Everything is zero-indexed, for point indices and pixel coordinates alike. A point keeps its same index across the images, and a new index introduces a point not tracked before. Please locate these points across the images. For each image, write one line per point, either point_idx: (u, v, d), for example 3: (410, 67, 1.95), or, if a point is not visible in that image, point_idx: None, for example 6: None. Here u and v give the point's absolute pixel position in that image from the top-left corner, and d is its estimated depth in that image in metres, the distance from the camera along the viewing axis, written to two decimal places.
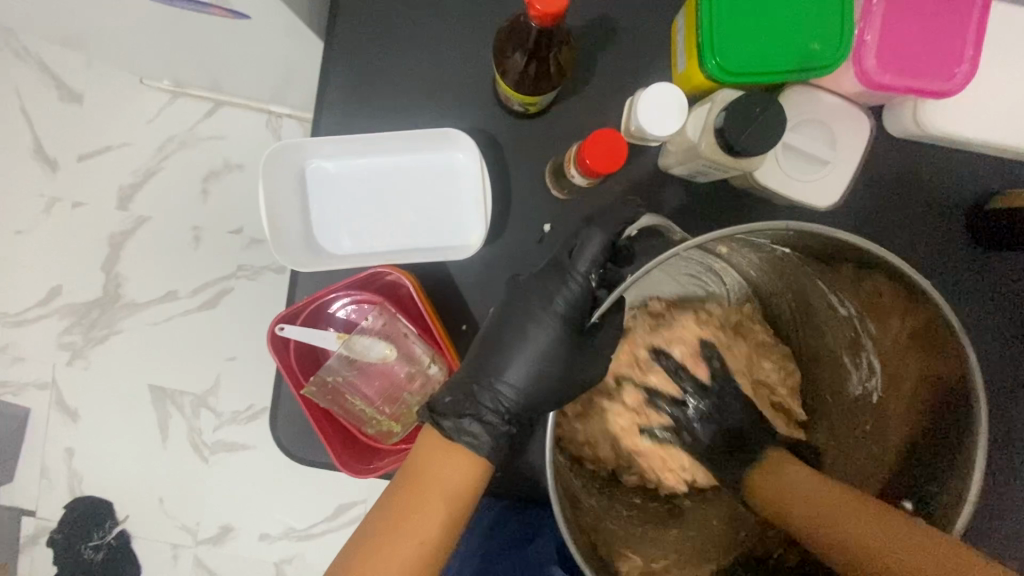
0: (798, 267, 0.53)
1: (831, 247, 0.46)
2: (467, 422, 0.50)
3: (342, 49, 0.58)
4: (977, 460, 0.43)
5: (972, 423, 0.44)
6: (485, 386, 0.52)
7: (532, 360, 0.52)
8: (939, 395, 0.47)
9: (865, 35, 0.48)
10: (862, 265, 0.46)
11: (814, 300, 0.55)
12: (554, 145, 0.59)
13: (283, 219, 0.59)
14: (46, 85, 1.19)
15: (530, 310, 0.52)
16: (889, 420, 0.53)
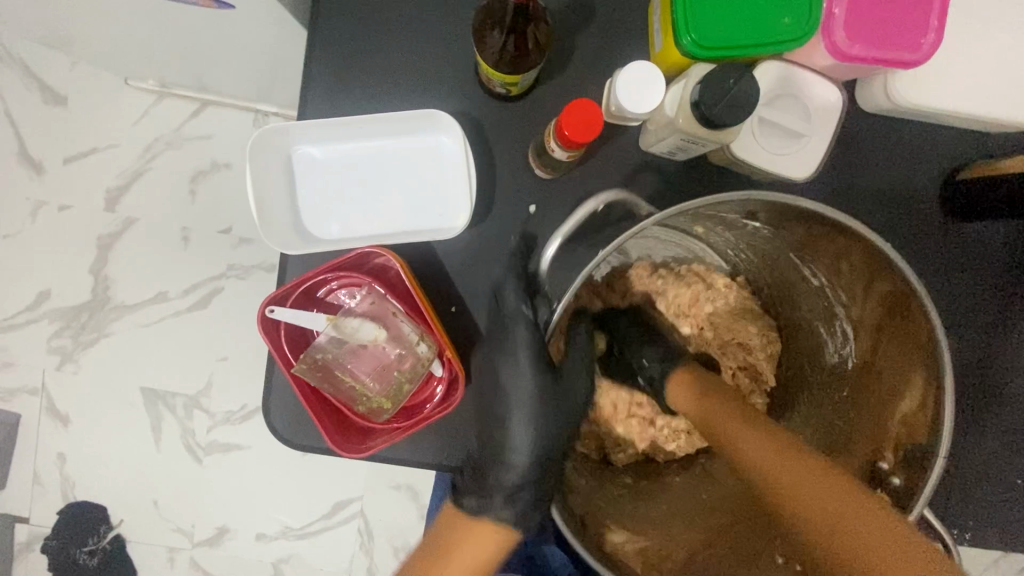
0: (771, 238, 0.58)
1: (794, 216, 0.50)
2: (487, 500, 0.57)
3: (325, 37, 0.59)
4: (945, 411, 0.45)
5: (936, 378, 0.47)
6: (488, 453, 0.58)
7: (520, 417, 0.57)
8: (907, 355, 0.51)
9: (834, 8, 0.50)
10: (823, 232, 0.50)
11: (791, 272, 0.60)
12: (537, 127, 0.60)
13: (270, 206, 0.60)
14: (29, 89, 1.18)
15: (502, 369, 0.57)
16: (863, 387, 0.56)
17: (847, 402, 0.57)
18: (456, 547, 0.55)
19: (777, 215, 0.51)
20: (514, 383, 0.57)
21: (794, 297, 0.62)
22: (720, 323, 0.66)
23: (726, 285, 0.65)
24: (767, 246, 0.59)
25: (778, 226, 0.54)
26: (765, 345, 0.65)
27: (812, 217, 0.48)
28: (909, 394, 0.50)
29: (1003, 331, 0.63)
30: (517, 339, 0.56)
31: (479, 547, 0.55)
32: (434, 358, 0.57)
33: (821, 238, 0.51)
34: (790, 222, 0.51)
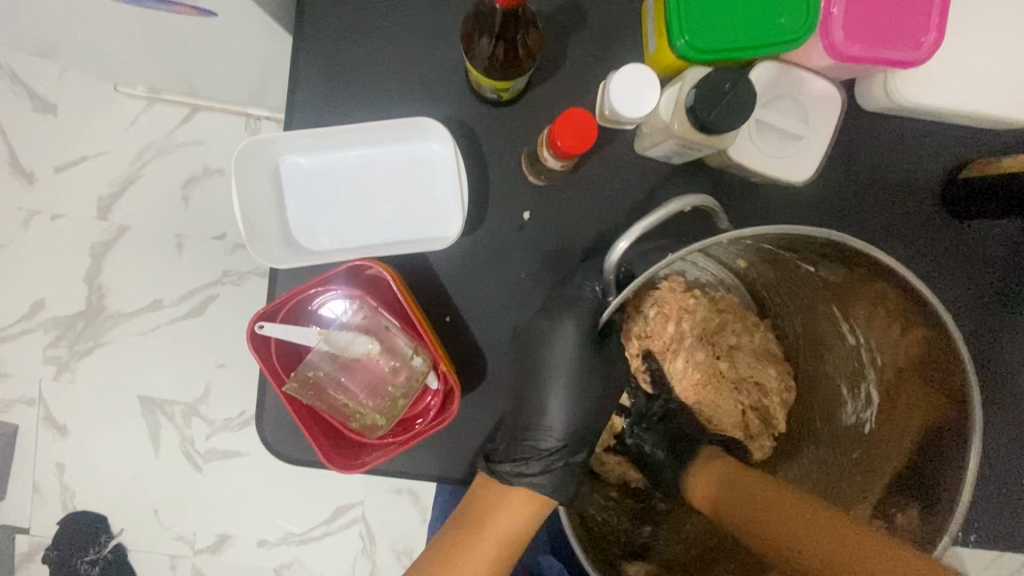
0: (802, 274, 0.56)
1: (839, 250, 0.48)
2: (524, 466, 0.55)
3: (312, 44, 0.57)
4: (962, 491, 0.45)
5: (959, 456, 0.46)
6: (528, 436, 0.57)
7: (564, 402, 0.57)
8: (931, 426, 0.50)
9: (831, 8, 0.48)
10: (864, 270, 0.49)
11: (824, 321, 0.59)
12: (530, 132, 0.59)
13: (259, 218, 0.59)
14: (17, 96, 1.17)
15: (546, 351, 0.56)
16: (879, 450, 0.55)
17: (856, 461, 0.56)
18: (491, 519, 0.53)
19: (817, 247, 0.50)
20: (556, 367, 0.56)
21: (821, 350, 0.61)
22: (741, 358, 0.63)
23: (752, 323, 0.63)
24: (798, 278, 0.57)
25: (816, 259, 0.52)
26: (781, 390, 0.63)
27: (858, 252, 0.46)
28: (923, 459, 0.50)
29: (1010, 332, 0.62)
30: (566, 324, 0.55)
31: (516, 517, 0.54)
32: (428, 372, 0.56)
33: (860, 276, 0.50)
34: (832, 255, 0.50)
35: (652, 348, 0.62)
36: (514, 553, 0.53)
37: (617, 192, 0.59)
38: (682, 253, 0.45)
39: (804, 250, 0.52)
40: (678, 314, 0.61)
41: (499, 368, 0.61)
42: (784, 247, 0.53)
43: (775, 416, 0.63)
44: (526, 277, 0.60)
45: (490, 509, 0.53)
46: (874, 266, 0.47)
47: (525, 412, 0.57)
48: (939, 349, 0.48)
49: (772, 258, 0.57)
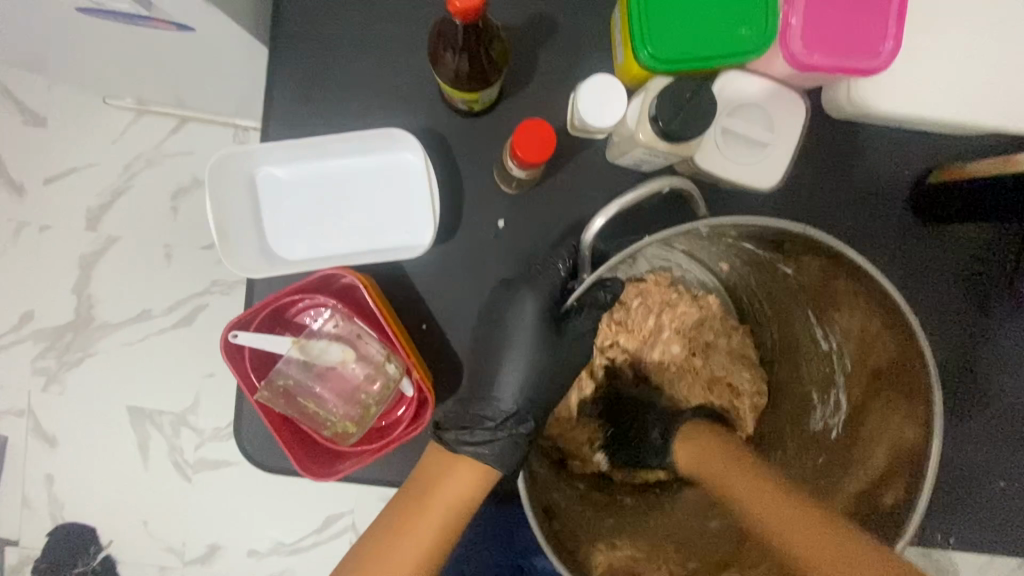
0: (779, 275, 0.57)
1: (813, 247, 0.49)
2: (470, 434, 0.54)
3: (286, 58, 0.58)
4: (918, 502, 0.45)
5: (920, 465, 0.46)
6: (479, 408, 0.57)
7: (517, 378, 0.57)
8: (896, 435, 0.50)
9: (789, 19, 0.49)
10: (839, 274, 0.50)
11: (801, 327, 0.60)
12: (502, 142, 0.60)
13: (234, 229, 0.59)
14: (7, 109, 1.18)
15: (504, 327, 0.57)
16: (843, 456, 0.55)
17: (821, 466, 0.57)
18: (435, 492, 0.51)
19: (793, 246, 0.51)
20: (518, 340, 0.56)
21: (795, 357, 0.62)
22: (717, 358, 0.64)
23: (731, 326, 0.64)
24: (777, 280, 0.58)
25: (793, 259, 0.53)
26: (753, 394, 0.63)
27: (829, 252, 0.47)
28: (885, 469, 0.50)
29: (982, 334, 0.62)
30: (529, 296, 0.56)
31: (463, 484, 0.52)
32: (402, 378, 0.57)
33: (835, 279, 0.51)
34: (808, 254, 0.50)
35: (632, 341, 0.63)
36: (459, 528, 0.51)
37: (590, 199, 0.60)
38: (648, 240, 0.46)
39: (780, 249, 0.53)
40: (660, 307, 0.62)
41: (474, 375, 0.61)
42: (759, 245, 0.54)
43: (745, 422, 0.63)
44: (500, 284, 0.61)
45: (435, 482, 0.52)
46: (847, 268, 0.48)
47: (485, 381, 0.58)
48: (907, 363, 0.48)
49: (750, 258, 0.58)
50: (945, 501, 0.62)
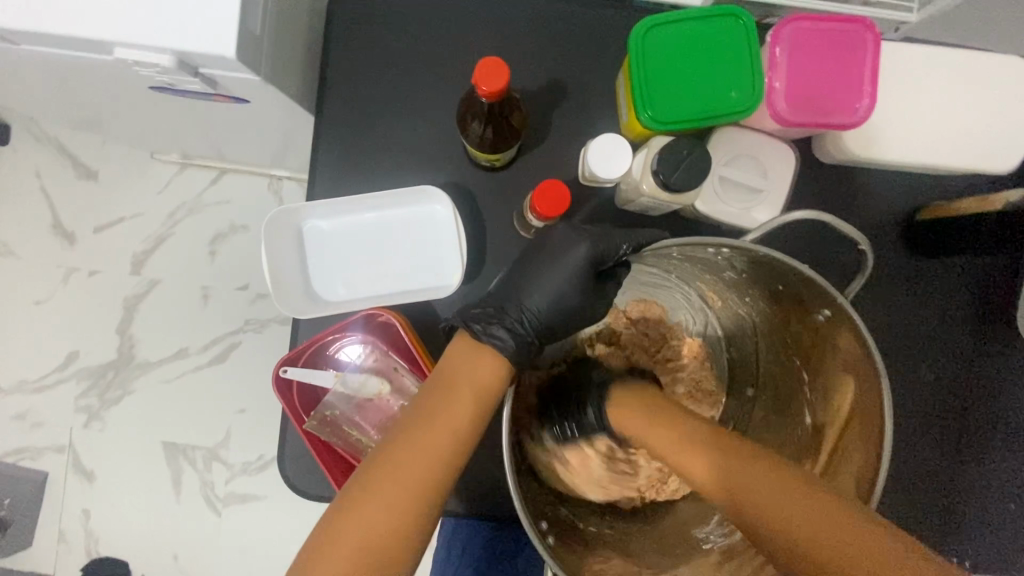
0: (765, 319, 0.61)
1: (835, 328, 0.52)
2: (496, 327, 0.53)
3: (330, 125, 0.66)
4: None
5: None
6: (511, 301, 0.56)
7: (549, 292, 0.57)
8: None
9: (773, 83, 0.56)
10: (852, 401, 0.53)
11: (780, 394, 0.62)
12: (521, 194, 0.66)
13: (284, 275, 0.66)
14: (65, 166, 1.29)
15: (561, 255, 0.57)
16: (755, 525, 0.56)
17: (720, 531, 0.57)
18: (454, 387, 0.50)
19: (825, 334, 0.54)
20: (556, 264, 0.56)
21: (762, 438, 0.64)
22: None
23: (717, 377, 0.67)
24: (766, 331, 0.62)
25: (790, 316, 0.57)
26: None
27: (862, 368, 0.50)
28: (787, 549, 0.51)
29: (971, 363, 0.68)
30: (569, 263, 0.56)
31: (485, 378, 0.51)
32: None
33: (842, 394, 0.54)
34: (834, 354, 0.54)
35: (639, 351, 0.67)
36: (487, 414, 0.51)
37: None
38: (665, 242, 0.48)
39: (773, 295, 0.57)
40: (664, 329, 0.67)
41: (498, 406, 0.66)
42: (755, 286, 0.58)
43: (665, 484, 0.63)
44: None
45: (453, 367, 0.51)
46: (865, 394, 0.51)
47: (517, 287, 0.57)
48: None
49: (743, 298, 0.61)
50: (938, 515, 0.68)
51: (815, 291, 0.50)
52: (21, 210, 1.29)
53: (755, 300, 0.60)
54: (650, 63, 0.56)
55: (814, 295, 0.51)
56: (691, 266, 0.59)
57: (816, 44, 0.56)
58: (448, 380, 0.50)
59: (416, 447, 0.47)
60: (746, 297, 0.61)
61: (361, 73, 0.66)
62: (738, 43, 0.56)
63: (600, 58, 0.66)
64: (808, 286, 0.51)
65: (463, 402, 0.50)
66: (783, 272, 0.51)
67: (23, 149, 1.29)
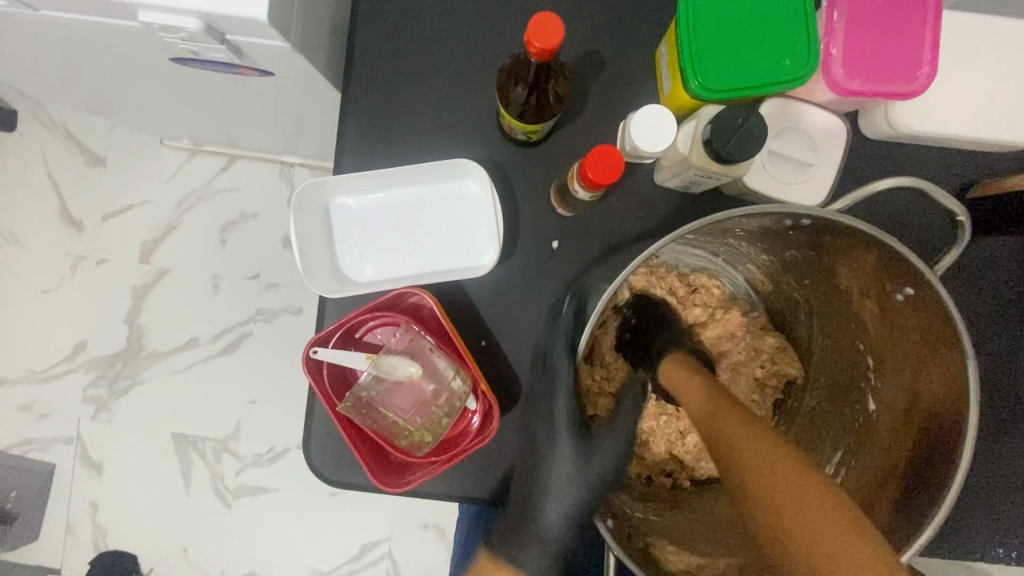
0: (826, 300, 0.60)
1: (914, 310, 0.50)
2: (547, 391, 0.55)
3: (358, 97, 0.64)
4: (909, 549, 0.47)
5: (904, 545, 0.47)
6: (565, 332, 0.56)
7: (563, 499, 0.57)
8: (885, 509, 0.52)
9: (830, 49, 0.53)
10: (926, 390, 0.51)
11: (841, 378, 0.61)
12: (556, 170, 0.64)
13: (312, 252, 0.64)
14: (72, 152, 1.27)
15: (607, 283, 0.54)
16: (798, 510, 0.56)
17: None
18: None
19: (900, 315, 0.52)
20: (558, 467, 0.57)
21: (817, 422, 0.63)
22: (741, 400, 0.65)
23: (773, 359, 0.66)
24: (828, 310, 0.60)
25: (857, 296, 0.55)
26: None
27: (942, 355, 0.49)
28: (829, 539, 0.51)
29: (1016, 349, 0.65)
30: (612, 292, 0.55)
31: None
32: (468, 392, 0.59)
33: (914, 380, 0.52)
34: (911, 337, 0.52)
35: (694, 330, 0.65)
36: None
37: (640, 221, 0.64)
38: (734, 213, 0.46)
39: (839, 273, 0.55)
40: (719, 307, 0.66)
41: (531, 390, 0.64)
42: (817, 262, 0.56)
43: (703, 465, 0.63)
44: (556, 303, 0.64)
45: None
46: (943, 384, 0.49)
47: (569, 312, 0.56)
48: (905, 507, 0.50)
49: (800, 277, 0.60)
50: (975, 506, 0.66)
51: (898, 270, 0.48)
52: (27, 197, 1.26)
53: (814, 277, 0.58)
54: (700, 28, 0.54)
55: (897, 273, 0.49)
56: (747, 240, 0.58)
57: (875, 9, 0.53)
58: None
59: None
60: (805, 274, 0.59)
61: (390, 43, 0.64)
62: (792, 7, 0.53)
63: (639, 28, 0.63)
64: (887, 263, 0.49)
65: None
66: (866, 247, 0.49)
67: (29, 135, 1.27)
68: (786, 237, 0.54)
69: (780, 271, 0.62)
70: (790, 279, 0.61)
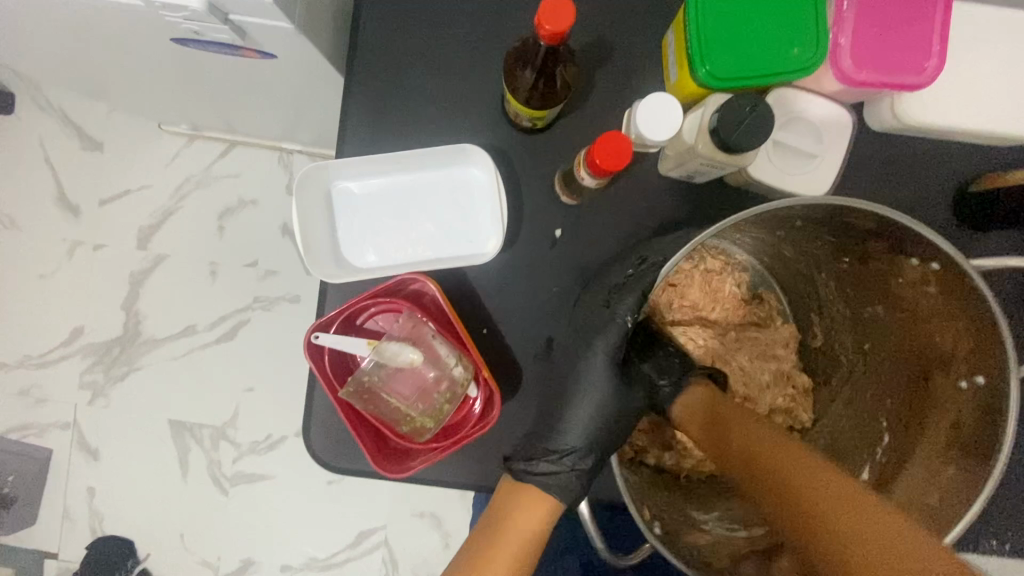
0: (876, 357, 0.63)
1: (969, 396, 0.53)
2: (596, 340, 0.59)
3: (362, 81, 0.63)
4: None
5: None
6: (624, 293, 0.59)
7: (585, 419, 0.58)
8: None
9: (839, 38, 0.53)
10: (936, 474, 0.54)
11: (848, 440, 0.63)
12: (560, 158, 0.64)
13: (314, 238, 0.64)
14: (68, 135, 1.25)
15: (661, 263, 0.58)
16: None
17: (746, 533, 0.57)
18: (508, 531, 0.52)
19: (949, 405, 0.55)
20: (589, 390, 0.59)
21: None
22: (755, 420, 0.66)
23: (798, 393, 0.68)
24: (872, 366, 0.63)
25: (915, 361, 0.58)
26: None
27: (980, 444, 0.51)
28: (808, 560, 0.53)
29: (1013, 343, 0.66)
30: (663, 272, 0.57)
31: (534, 514, 0.53)
32: (470, 379, 0.60)
33: (928, 457, 0.55)
34: (945, 426, 0.55)
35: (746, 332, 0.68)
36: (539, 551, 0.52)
37: (645, 210, 0.64)
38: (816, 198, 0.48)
39: (905, 326, 0.59)
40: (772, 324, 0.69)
41: (535, 381, 0.64)
42: (885, 295, 0.59)
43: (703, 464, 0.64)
44: (559, 292, 0.64)
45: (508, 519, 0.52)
46: (962, 478, 0.51)
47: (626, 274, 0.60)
48: None
49: (857, 321, 0.64)
50: None
51: (981, 355, 0.51)
52: (23, 181, 1.25)
53: (878, 320, 0.61)
54: (709, 16, 0.53)
55: (978, 357, 0.51)
56: (804, 238, 0.60)
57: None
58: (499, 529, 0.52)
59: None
60: (867, 313, 0.62)
61: (395, 26, 0.63)
62: None
63: (646, 16, 0.63)
64: (976, 348, 0.51)
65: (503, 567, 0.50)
66: (967, 319, 0.51)
67: (25, 117, 1.25)
68: (838, 232, 0.56)
69: (838, 304, 0.65)
70: (850, 338, 0.65)
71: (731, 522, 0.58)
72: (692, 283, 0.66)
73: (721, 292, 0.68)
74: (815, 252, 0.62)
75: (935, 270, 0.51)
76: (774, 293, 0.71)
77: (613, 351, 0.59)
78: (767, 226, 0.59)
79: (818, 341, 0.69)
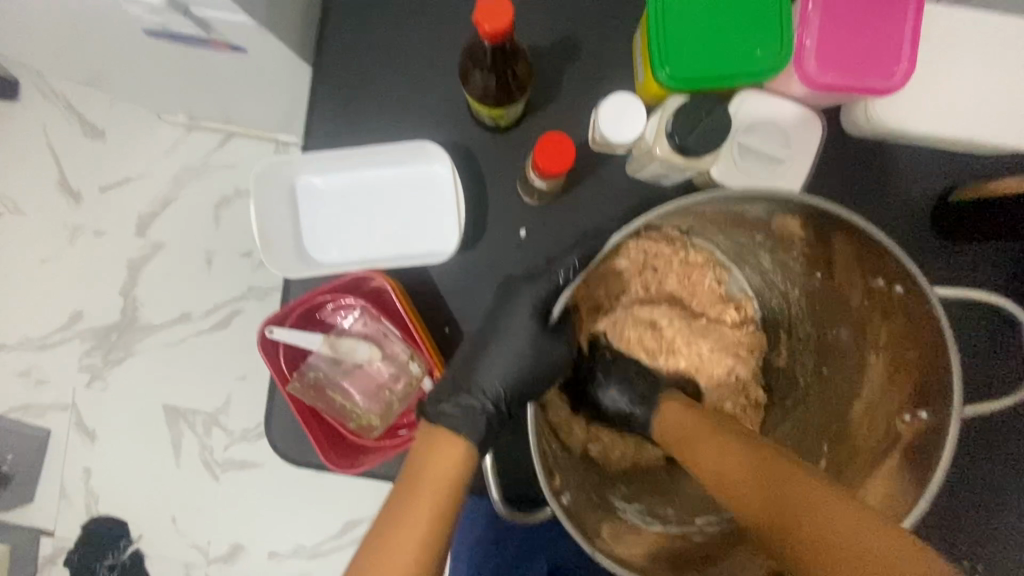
0: (830, 379, 0.62)
1: (909, 426, 0.53)
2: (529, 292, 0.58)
3: (329, 76, 0.63)
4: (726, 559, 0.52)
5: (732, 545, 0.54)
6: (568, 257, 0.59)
7: (502, 367, 0.57)
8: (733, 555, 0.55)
9: (804, 40, 0.52)
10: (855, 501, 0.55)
11: None
12: (527, 157, 0.63)
13: (277, 233, 0.64)
14: (71, 123, 1.27)
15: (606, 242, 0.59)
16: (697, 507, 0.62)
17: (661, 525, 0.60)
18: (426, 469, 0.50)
19: (888, 443, 0.54)
20: (512, 338, 0.57)
21: None
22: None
23: (748, 405, 0.67)
24: (821, 387, 0.63)
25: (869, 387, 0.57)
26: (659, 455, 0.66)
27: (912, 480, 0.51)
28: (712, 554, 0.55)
29: (994, 360, 0.64)
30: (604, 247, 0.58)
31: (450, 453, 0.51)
32: (424, 376, 0.61)
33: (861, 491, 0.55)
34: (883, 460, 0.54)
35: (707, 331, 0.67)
36: (459, 488, 0.50)
37: (611, 212, 0.63)
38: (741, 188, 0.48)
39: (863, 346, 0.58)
40: (738, 331, 0.67)
41: None
42: (846, 309, 0.58)
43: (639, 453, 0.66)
44: None
45: (417, 466, 0.50)
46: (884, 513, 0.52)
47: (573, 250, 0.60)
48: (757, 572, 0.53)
49: (820, 340, 0.63)
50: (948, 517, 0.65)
51: (926, 391, 0.51)
52: (27, 167, 1.27)
53: (839, 340, 0.60)
54: (669, 17, 0.52)
55: (925, 392, 0.51)
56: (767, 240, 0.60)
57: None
58: (417, 469, 0.50)
59: (387, 567, 0.46)
60: (831, 333, 0.61)
61: (364, 21, 0.63)
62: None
63: (618, 14, 0.62)
64: (926, 380, 0.51)
65: (426, 507, 0.48)
66: (919, 351, 0.51)
67: (29, 104, 1.27)
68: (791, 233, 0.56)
69: (804, 318, 0.64)
70: (811, 360, 0.64)
71: (647, 515, 0.61)
72: (666, 272, 0.66)
73: (694, 283, 0.67)
74: (780, 255, 0.61)
75: (899, 293, 0.51)
76: (749, 297, 0.68)
77: (539, 303, 0.58)
78: (745, 225, 0.58)
79: (781, 361, 0.67)
